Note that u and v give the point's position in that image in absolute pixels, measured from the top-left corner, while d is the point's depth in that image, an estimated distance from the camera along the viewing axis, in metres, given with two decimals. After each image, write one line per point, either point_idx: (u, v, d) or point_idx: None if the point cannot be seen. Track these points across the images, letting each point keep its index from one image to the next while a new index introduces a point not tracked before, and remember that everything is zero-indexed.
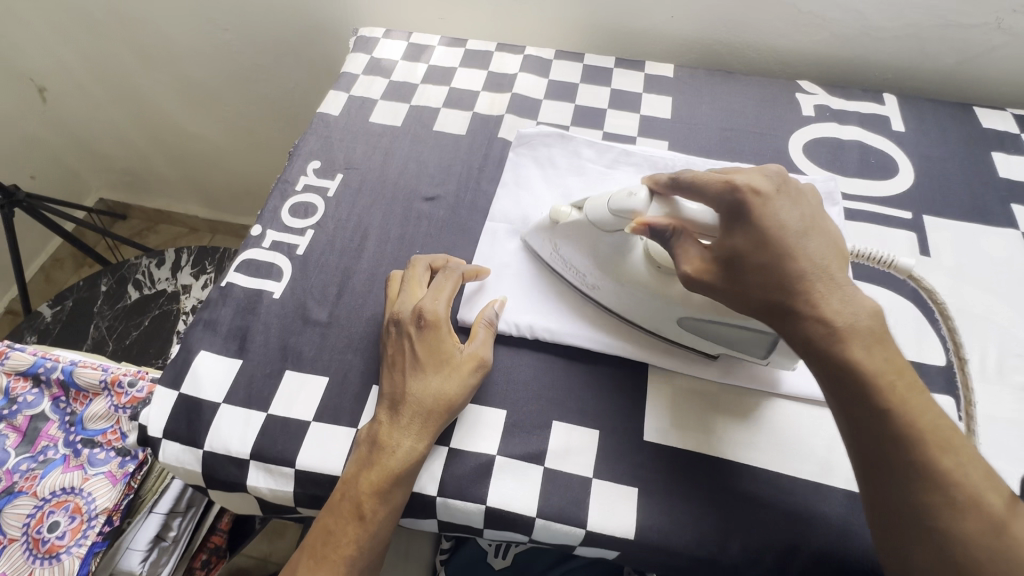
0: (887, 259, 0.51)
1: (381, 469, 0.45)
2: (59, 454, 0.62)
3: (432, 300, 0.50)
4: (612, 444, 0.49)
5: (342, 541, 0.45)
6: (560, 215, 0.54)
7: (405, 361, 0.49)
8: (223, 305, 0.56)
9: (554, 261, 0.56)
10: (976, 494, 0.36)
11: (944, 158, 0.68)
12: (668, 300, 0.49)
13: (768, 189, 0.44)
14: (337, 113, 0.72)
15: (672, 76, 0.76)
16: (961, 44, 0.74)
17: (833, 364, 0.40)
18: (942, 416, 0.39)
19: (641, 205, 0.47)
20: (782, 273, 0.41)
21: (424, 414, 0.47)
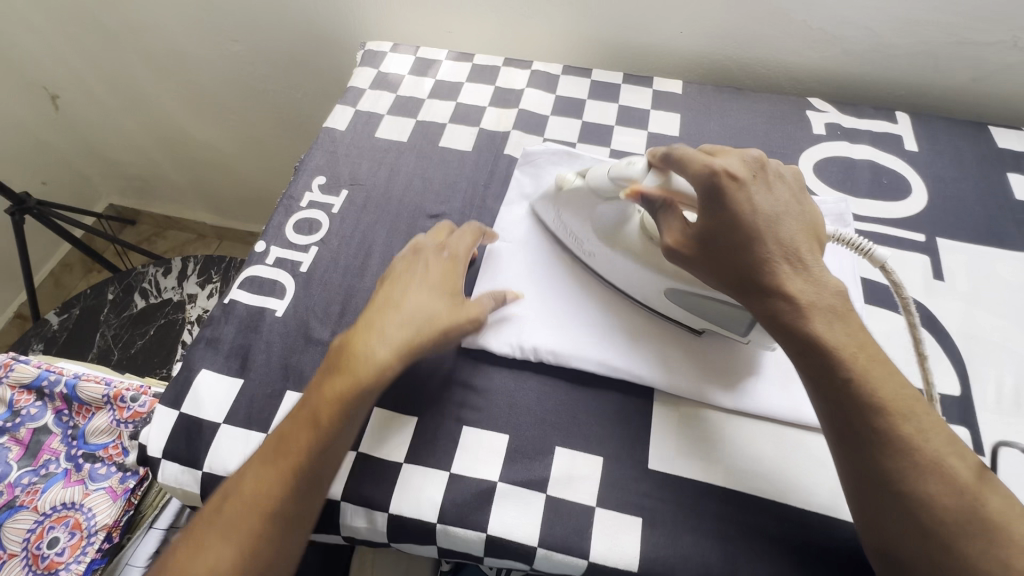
0: (864, 246, 0.50)
1: (349, 365, 0.46)
2: (61, 468, 0.62)
3: (457, 243, 0.56)
4: (616, 471, 0.48)
5: (292, 448, 0.44)
6: (565, 182, 0.58)
7: (410, 278, 0.51)
8: (225, 322, 0.56)
9: (556, 227, 0.59)
10: (937, 458, 0.38)
11: (958, 179, 0.66)
12: (658, 271, 0.52)
13: (745, 174, 0.47)
14: (344, 128, 0.72)
15: (680, 92, 0.76)
16: (976, 62, 0.72)
17: (799, 339, 0.42)
18: (906, 387, 0.41)
19: (638, 173, 0.50)
20: (750, 256, 0.44)
21: (410, 329, 0.47)
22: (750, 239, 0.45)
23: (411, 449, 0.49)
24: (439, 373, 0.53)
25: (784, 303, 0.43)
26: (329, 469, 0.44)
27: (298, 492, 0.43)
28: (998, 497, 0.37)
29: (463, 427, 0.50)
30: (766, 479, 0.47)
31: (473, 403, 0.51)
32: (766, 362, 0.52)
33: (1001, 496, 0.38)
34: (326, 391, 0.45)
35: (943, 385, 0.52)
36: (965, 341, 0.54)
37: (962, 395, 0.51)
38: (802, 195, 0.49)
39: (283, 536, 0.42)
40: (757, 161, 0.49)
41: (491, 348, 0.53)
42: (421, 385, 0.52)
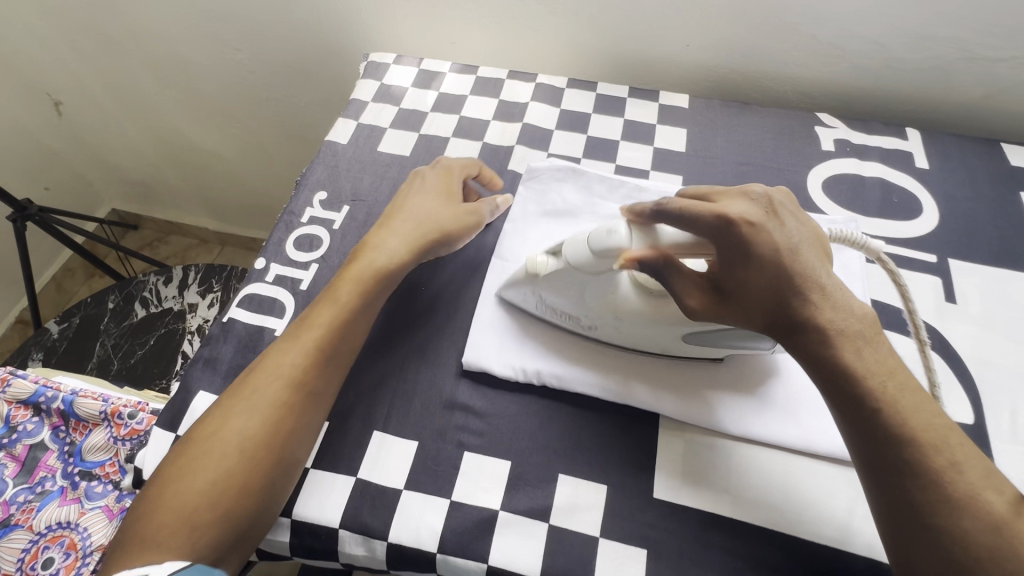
0: (861, 241, 0.49)
1: (360, 262, 0.54)
2: (57, 486, 0.61)
3: (452, 162, 0.62)
4: (621, 500, 0.47)
5: (315, 321, 0.50)
6: (536, 266, 0.51)
7: (412, 189, 0.59)
8: (224, 342, 0.55)
9: (542, 310, 0.54)
10: (973, 491, 0.36)
11: (970, 198, 0.65)
12: (676, 324, 0.48)
13: (760, 218, 0.43)
14: (346, 141, 0.71)
15: (687, 107, 0.75)
16: (988, 78, 0.71)
17: (825, 366, 0.40)
18: (938, 415, 0.39)
19: (627, 242, 0.45)
20: (775, 296, 0.41)
21: (412, 227, 0.56)
22: (775, 282, 0.41)
23: (411, 475, 0.48)
24: (440, 396, 0.52)
25: (812, 329, 0.40)
26: (344, 351, 0.50)
27: (318, 368, 0.49)
28: None
29: (464, 453, 0.49)
30: (774, 510, 0.46)
31: (475, 428, 0.50)
32: (774, 387, 0.51)
33: None
34: (340, 284, 0.53)
35: (956, 412, 0.51)
36: (979, 366, 0.53)
37: (975, 424, 0.50)
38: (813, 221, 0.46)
39: (303, 408, 0.48)
40: (764, 199, 0.44)
41: (493, 371, 0.52)
42: (422, 409, 0.52)
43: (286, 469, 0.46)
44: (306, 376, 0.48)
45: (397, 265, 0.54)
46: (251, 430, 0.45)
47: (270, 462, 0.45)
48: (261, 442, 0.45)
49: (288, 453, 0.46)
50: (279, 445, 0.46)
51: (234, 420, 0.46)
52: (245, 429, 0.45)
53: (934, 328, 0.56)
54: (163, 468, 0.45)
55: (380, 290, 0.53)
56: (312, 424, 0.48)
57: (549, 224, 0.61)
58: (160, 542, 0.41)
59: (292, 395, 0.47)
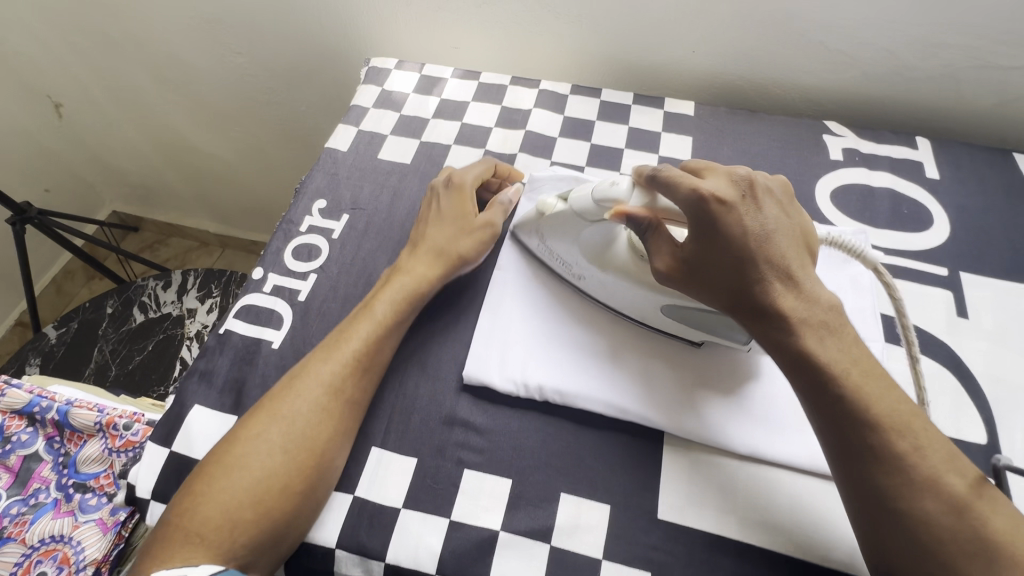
0: (858, 249, 0.47)
1: (400, 272, 0.54)
2: (51, 498, 0.60)
3: (464, 174, 0.59)
4: (624, 521, 0.46)
5: (352, 333, 0.50)
6: (545, 206, 0.55)
7: (433, 213, 0.58)
8: (220, 354, 0.54)
9: (542, 253, 0.57)
10: (934, 474, 0.37)
11: (982, 210, 0.64)
12: (651, 288, 0.50)
13: (734, 198, 0.43)
14: (346, 148, 0.70)
15: (693, 114, 0.74)
16: (1000, 87, 0.70)
17: (789, 356, 0.41)
18: (902, 401, 0.40)
19: (623, 194, 0.47)
20: (737, 278, 0.42)
21: (437, 252, 0.55)
22: (738, 263, 0.42)
23: (410, 493, 0.47)
24: (440, 412, 0.51)
25: (775, 318, 0.42)
26: (384, 359, 0.50)
27: (360, 371, 0.48)
28: (999, 516, 0.37)
29: (464, 470, 0.48)
30: (782, 532, 0.45)
31: (475, 445, 0.49)
32: (782, 405, 0.50)
33: (1001, 512, 0.37)
34: (379, 294, 0.53)
35: (968, 432, 0.50)
36: (992, 384, 0.52)
37: (988, 444, 0.49)
38: (793, 206, 0.46)
39: (346, 413, 0.47)
40: (745, 181, 0.44)
41: (494, 386, 0.51)
42: (421, 424, 0.51)
43: (325, 474, 0.45)
44: (350, 381, 0.48)
45: (430, 283, 0.53)
46: (295, 431, 0.45)
47: (311, 466, 0.44)
48: (305, 445, 0.45)
49: (328, 459, 0.45)
50: (321, 449, 0.45)
51: (279, 420, 0.45)
52: (288, 429, 0.45)
53: (945, 344, 0.54)
54: (204, 461, 0.45)
55: (418, 300, 0.53)
56: (353, 430, 0.47)
57: None
58: (200, 537, 0.41)
59: (337, 398, 0.47)
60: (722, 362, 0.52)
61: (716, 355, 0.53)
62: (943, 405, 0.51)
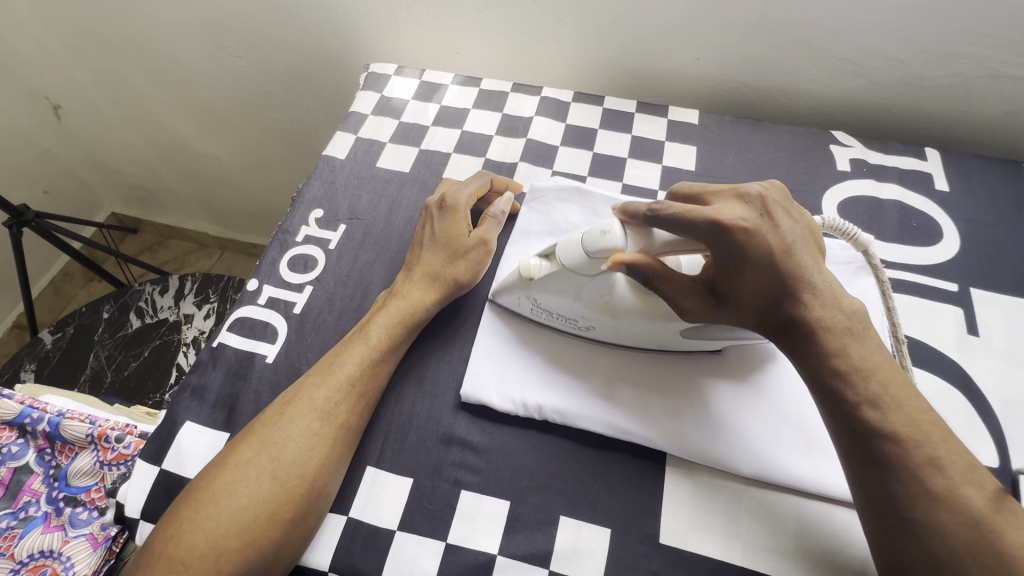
0: (850, 232, 0.52)
1: (395, 297, 0.53)
2: (41, 512, 0.59)
3: (457, 195, 0.57)
4: (625, 545, 0.45)
5: (346, 358, 0.49)
6: (531, 271, 0.50)
7: (426, 236, 0.57)
8: (213, 369, 0.53)
9: (538, 314, 0.53)
10: (951, 485, 0.36)
11: (992, 223, 0.63)
12: (669, 321, 0.47)
13: (753, 220, 0.41)
14: (344, 156, 0.69)
15: (697, 123, 0.72)
16: (1010, 97, 0.68)
17: (812, 362, 0.41)
18: (924, 409, 0.38)
19: (618, 243, 0.44)
20: (767, 292, 0.41)
21: (431, 277, 0.54)
22: (766, 279, 0.41)
23: (406, 515, 0.46)
24: (437, 430, 0.50)
25: (799, 325, 0.41)
26: (379, 385, 0.49)
27: (354, 396, 0.47)
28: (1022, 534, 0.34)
29: (462, 491, 0.47)
30: (789, 558, 0.44)
31: (473, 464, 0.48)
32: (789, 425, 0.48)
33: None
34: (373, 319, 0.52)
35: (979, 454, 0.48)
36: (1004, 405, 0.51)
37: (1000, 468, 0.47)
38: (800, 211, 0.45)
39: (339, 438, 0.46)
40: (757, 199, 0.42)
41: (493, 405, 0.50)
42: (417, 443, 0.49)
43: (315, 502, 0.44)
44: (343, 406, 0.47)
45: (424, 309, 0.52)
46: (285, 456, 0.44)
47: (301, 494, 0.43)
48: (294, 471, 0.43)
49: (319, 486, 0.44)
50: (311, 475, 0.44)
51: (269, 444, 0.44)
52: (278, 454, 0.44)
53: (955, 362, 0.53)
54: (191, 487, 0.43)
55: (413, 324, 0.52)
56: (346, 458, 0.46)
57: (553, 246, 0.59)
58: (183, 566, 0.40)
59: (329, 423, 0.46)
60: (727, 381, 0.51)
61: (721, 374, 0.51)
62: (954, 426, 0.50)
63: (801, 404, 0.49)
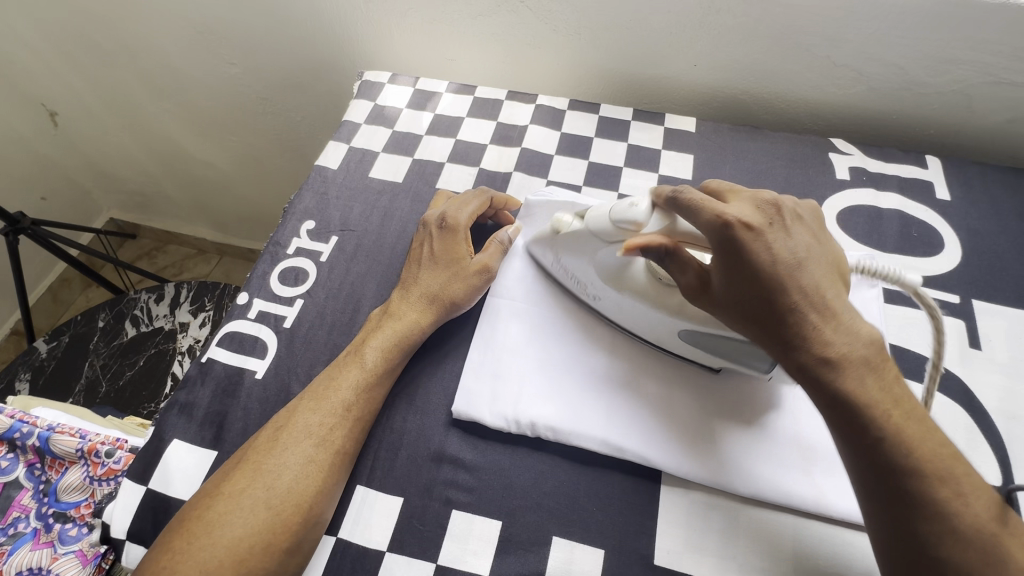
0: (892, 273, 0.46)
1: (390, 317, 0.52)
2: (30, 528, 0.55)
3: (457, 213, 0.57)
4: (620, 566, 0.44)
5: (342, 385, 0.48)
6: (561, 225, 0.53)
7: (423, 254, 0.56)
8: (201, 385, 0.53)
9: (556, 270, 0.56)
10: (978, 524, 0.35)
11: (994, 233, 0.61)
12: (666, 312, 0.48)
13: (762, 222, 0.42)
14: (336, 166, 0.68)
15: (694, 131, 0.71)
16: (1012, 103, 0.67)
17: (826, 393, 0.39)
18: (943, 441, 0.37)
19: (642, 217, 0.46)
20: (770, 302, 0.40)
21: (428, 298, 0.53)
22: (771, 285, 0.40)
23: (395, 536, 0.45)
24: (428, 447, 0.49)
25: (813, 353, 0.39)
26: (375, 407, 0.49)
27: (350, 420, 0.47)
28: None
29: (453, 511, 0.46)
30: None
31: (464, 483, 0.47)
32: (787, 442, 0.47)
33: None
34: (369, 340, 0.51)
35: (981, 473, 0.47)
36: (1007, 421, 0.50)
37: (1003, 486, 0.46)
38: (826, 236, 0.45)
39: (336, 465, 0.45)
40: (773, 205, 0.43)
41: (484, 422, 0.49)
42: (408, 461, 0.49)
43: (310, 530, 0.43)
44: (339, 430, 0.46)
45: (422, 330, 0.52)
46: (281, 484, 0.43)
47: (297, 523, 0.42)
48: (290, 500, 0.42)
49: (315, 513, 0.43)
50: (308, 503, 0.43)
51: (264, 472, 0.43)
52: (273, 483, 0.43)
53: (957, 376, 0.52)
54: (183, 518, 0.42)
55: (409, 346, 0.51)
56: (340, 482, 0.45)
57: None
58: None
59: (325, 449, 0.45)
60: (724, 398, 0.50)
61: (718, 391, 0.50)
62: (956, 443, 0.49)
63: (800, 421, 0.48)
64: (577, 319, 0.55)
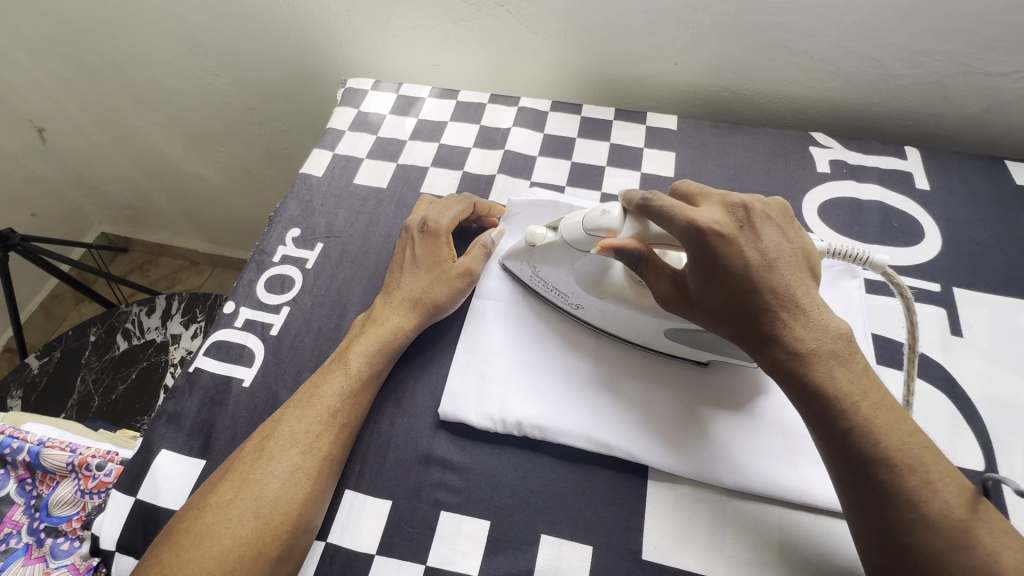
0: (862, 256, 0.47)
1: (374, 322, 0.53)
2: (22, 544, 0.55)
3: (439, 217, 0.57)
4: (607, 561, 0.44)
5: (328, 391, 0.48)
6: (535, 238, 0.53)
7: (405, 258, 0.56)
8: (189, 395, 0.53)
9: (534, 283, 0.56)
10: (948, 510, 0.35)
11: (973, 221, 0.62)
12: (647, 310, 0.49)
13: (735, 222, 0.43)
14: (320, 174, 0.69)
15: (676, 128, 0.72)
16: (989, 92, 0.68)
17: (800, 387, 0.40)
18: (912, 431, 0.38)
19: (615, 224, 0.46)
20: (740, 303, 0.42)
21: (412, 302, 0.53)
22: (742, 287, 0.41)
23: (384, 539, 0.45)
24: (415, 450, 0.49)
25: (786, 349, 0.40)
26: (361, 414, 0.49)
27: (336, 426, 0.47)
28: (1007, 546, 0.35)
29: (441, 512, 0.46)
30: (774, 570, 0.43)
31: (452, 484, 0.47)
32: (771, 432, 0.48)
33: (1004, 537, 0.35)
34: (353, 345, 0.51)
35: (965, 459, 0.47)
36: (988, 405, 0.50)
37: (986, 471, 0.47)
38: (798, 233, 0.45)
39: (323, 471, 0.45)
40: (742, 208, 0.44)
41: (471, 423, 0.49)
42: (395, 464, 0.49)
43: (299, 538, 0.43)
44: (325, 438, 0.46)
45: (406, 334, 0.52)
46: (269, 492, 0.43)
47: (286, 531, 0.42)
48: (278, 508, 0.42)
49: (304, 521, 0.43)
50: (297, 511, 0.43)
51: (251, 481, 0.43)
52: (261, 493, 0.43)
53: (938, 364, 0.53)
54: (171, 531, 0.42)
55: (394, 351, 0.52)
56: (328, 489, 0.45)
57: None
58: None
59: (312, 457, 0.45)
60: (711, 394, 0.50)
61: (703, 388, 0.51)
62: (939, 430, 0.49)
63: (782, 412, 0.49)
64: (562, 318, 0.56)
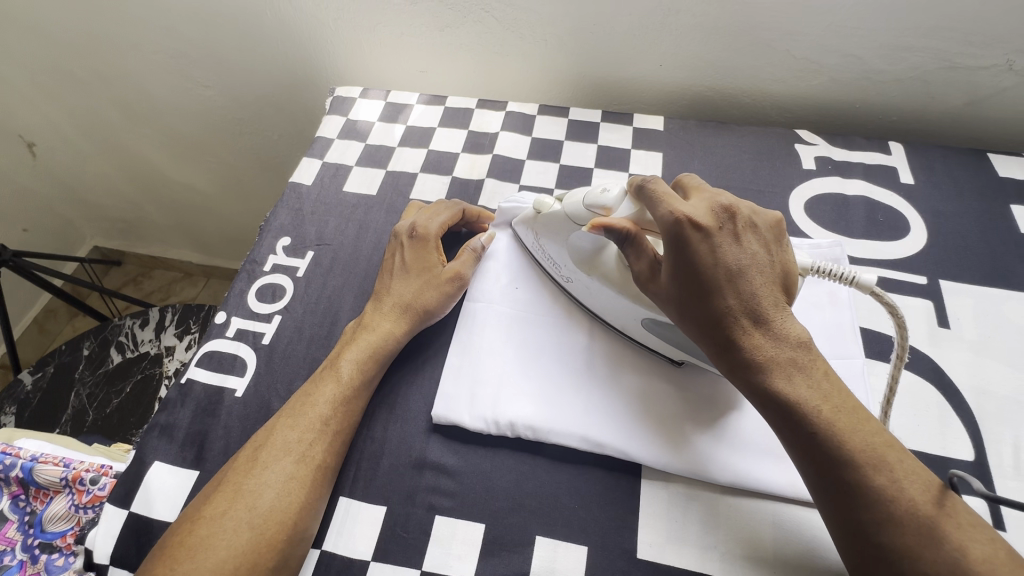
0: (849, 275, 0.44)
1: (365, 328, 0.53)
2: (16, 561, 0.54)
3: (427, 224, 0.58)
4: (603, 560, 0.44)
5: (318, 402, 0.48)
6: (542, 207, 0.53)
7: (394, 264, 0.57)
8: (182, 406, 0.53)
9: (540, 254, 0.57)
10: (912, 508, 0.35)
11: (959, 214, 0.63)
12: (633, 304, 0.49)
13: (708, 226, 0.43)
14: (310, 182, 0.69)
15: (663, 129, 0.73)
16: (970, 86, 0.69)
17: (759, 393, 0.41)
18: (877, 431, 0.39)
19: (612, 203, 0.47)
20: (705, 312, 0.43)
21: (403, 306, 0.54)
22: (705, 295, 0.42)
23: (380, 545, 0.45)
24: (409, 455, 0.49)
25: (746, 356, 0.41)
26: (354, 421, 0.49)
27: (330, 435, 0.47)
28: (975, 540, 0.35)
29: (436, 516, 0.46)
30: (766, 565, 0.43)
31: (446, 488, 0.48)
32: (761, 428, 0.48)
33: (973, 532, 0.35)
34: (344, 353, 0.51)
35: (955, 450, 0.48)
36: (977, 397, 0.51)
37: (975, 462, 0.47)
38: (776, 243, 0.45)
39: (316, 479, 0.45)
40: (726, 209, 0.44)
41: (465, 425, 0.49)
42: (390, 470, 0.49)
43: (294, 547, 0.43)
44: (318, 446, 0.46)
45: (396, 340, 0.52)
46: (262, 503, 0.43)
47: (280, 540, 0.42)
48: (273, 518, 0.42)
49: (300, 530, 0.43)
50: (292, 520, 0.43)
51: (244, 493, 0.43)
52: (254, 504, 0.43)
53: (927, 356, 0.53)
54: (165, 544, 0.42)
55: (385, 358, 0.52)
56: (323, 497, 0.45)
57: (521, 259, 0.59)
58: None
59: (305, 465, 0.45)
60: (700, 393, 0.51)
61: (693, 386, 0.51)
62: (929, 423, 0.49)
63: None
64: (553, 319, 0.56)
